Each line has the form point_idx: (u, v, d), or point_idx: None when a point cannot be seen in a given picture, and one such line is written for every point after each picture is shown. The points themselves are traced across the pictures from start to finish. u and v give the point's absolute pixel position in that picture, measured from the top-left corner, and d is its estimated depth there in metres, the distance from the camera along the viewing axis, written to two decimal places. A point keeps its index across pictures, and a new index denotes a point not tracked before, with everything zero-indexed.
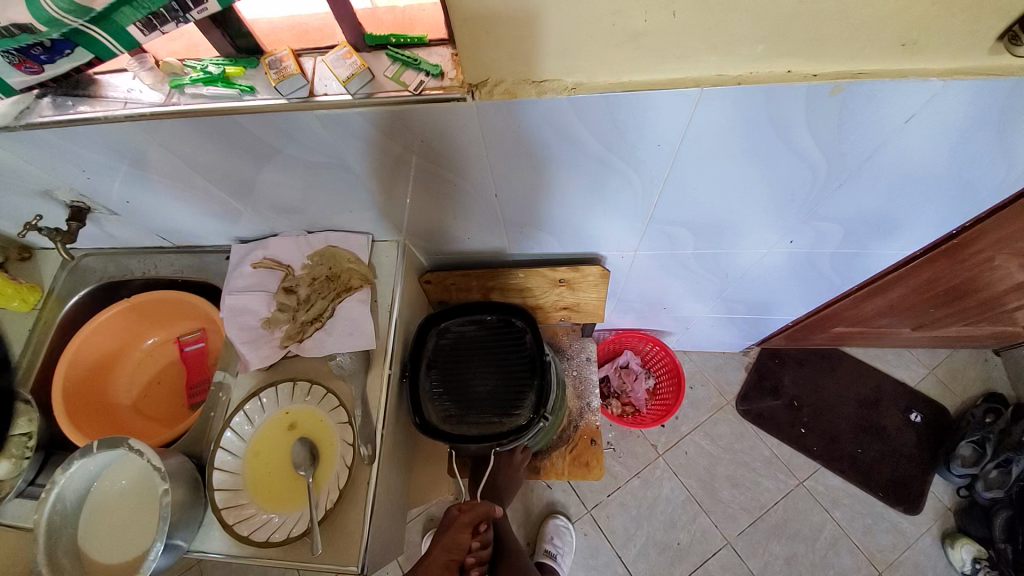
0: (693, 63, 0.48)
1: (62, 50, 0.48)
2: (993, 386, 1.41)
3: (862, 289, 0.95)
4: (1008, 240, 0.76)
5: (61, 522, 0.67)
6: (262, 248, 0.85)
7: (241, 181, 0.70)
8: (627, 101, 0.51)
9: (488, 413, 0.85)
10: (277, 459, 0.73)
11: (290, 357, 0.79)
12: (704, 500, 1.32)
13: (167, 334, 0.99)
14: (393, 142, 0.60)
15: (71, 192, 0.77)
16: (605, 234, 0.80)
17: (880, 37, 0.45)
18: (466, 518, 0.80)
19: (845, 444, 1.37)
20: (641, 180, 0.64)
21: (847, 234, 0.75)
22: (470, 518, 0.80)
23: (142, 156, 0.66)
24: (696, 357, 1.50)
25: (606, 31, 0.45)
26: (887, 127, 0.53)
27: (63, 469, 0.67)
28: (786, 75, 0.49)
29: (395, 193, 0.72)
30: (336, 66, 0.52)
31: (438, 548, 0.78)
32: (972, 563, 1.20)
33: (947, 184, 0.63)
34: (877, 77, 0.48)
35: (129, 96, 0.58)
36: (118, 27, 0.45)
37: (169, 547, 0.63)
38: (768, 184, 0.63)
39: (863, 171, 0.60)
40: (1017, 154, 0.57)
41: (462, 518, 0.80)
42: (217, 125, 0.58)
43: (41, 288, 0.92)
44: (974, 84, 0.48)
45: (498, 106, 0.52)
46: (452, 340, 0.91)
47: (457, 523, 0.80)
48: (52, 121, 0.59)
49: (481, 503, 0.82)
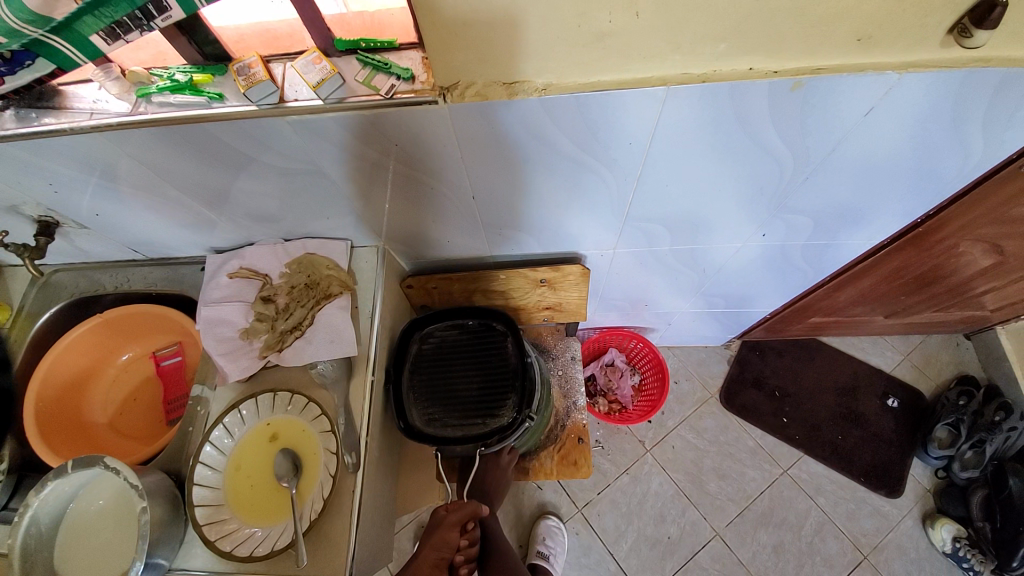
0: (659, 62, 0.49)
1: (23, 61, 0.46)
2: (966, 369, 1.45)
3: (835, 279, 0.98)
4: (970, 227, 0.79)
5: (37, 546, 0.65)
6: (238, 258, 0.84)
7: (215, 190, 0.69)
8: (597, 100, 0.52)
9: (472, 414, 0.85)
10: (259, 472, 0.72)
11: (269, 368, 0.78)
12: (692, 493, 1.34)
13: (143, 348, 0.96)
14: (369, 148, 0.60)
15: (38, 207, 0.75)
16: (583, 234, 0.81)
17: (835, 33, 0.46)
18: (455, 518, 0.80)
19: (826, 431, 1.40)
20: (616, 179, 0.65)
21: (818, 226, 0.77)
22: (459, 517, 0.80)
23: (111, 167, 0.65)
24: (679, 352, 1.52)
25: (574, 32, 0.46)
26: (848, 120, 0.55)
27: (36, 491, 0.65)
28: (748, 72, 0.50)
29: (373, 198, 0.71)
30: (306, 72, 0.52)
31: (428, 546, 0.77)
32: (952, 542, 1.23)
33: (909, 174, 0.65)
34: (836, 72, 0.49)
35: (96, 106, 0.57)
36: (81, 37, 0.44)
37: (150, 566, 0.62)
38: (738, 179, 0.65)
39: (827, 163, 0.62)
40: (972, 143, 0.59)
41: (450, 517, 0.80)
42: (186, 134, 0.57)
43: (10, 307, 0.89)
44: (927, 76, 0.50)
45: (469, 108, 0.53)
46: (435, 344, 0.91)
47: (446, 521, 0.79)
48: (15, 134, 0.57)
49: (468, 503, 0.83)
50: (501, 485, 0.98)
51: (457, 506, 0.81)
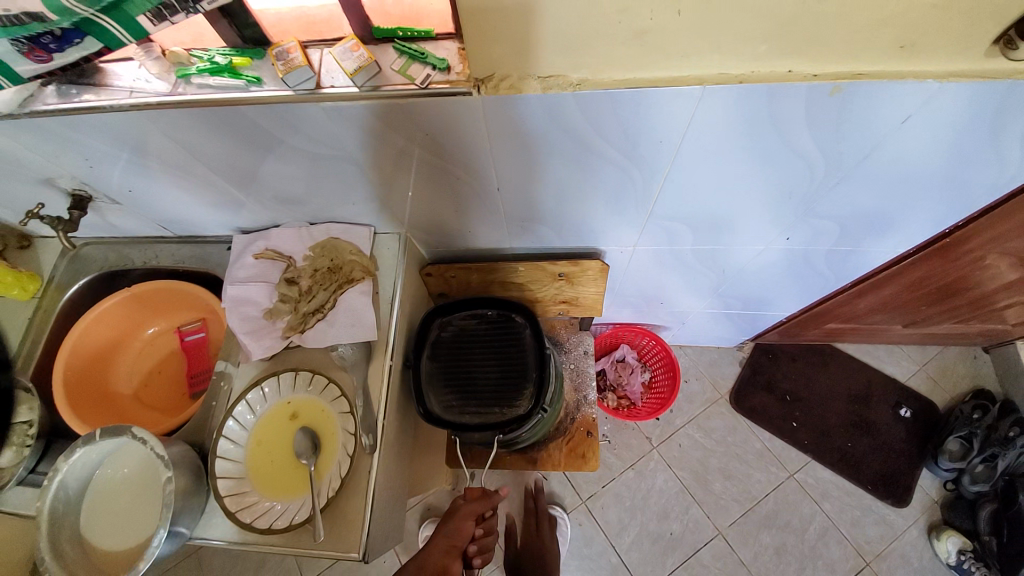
0: (695, 61, 0.49)
1: (71, 40, 0.48)
2: (982, 383, 1.44)
3: (855, 286, 0.97)
4: (1000, 239, 0.78)
5: (64, 509, 0.68)
6: (263, 239, 0.85)
7: (244, 171, 0.70)
8: (632, 98, 0.52)
9: (487, 403, 0.87)
10: (279, 449, 0.74)
11: (291, 347, 0.80)
12: (697, 492, 1.35)
13: (169, 322, 0.99)
14: (398, 136, 0.60)
15: (72, 181, 0.77)
16: (604, 230, 0.81)
17: (878, 38, 0.45)
18: (473, 507, 0.87)
19: (835, 437, 1.40)
20: (642, 176, 0.65)
21: (842, 232, 0.77)
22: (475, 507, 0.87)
23: (145, 144, 0.66)
24: (691, 352, 1.52)
25: (612, 28, 0.46)
26: (883, 128, 0.54)
27: (66, 456, 0.68)
28: (787, 75, 0.49)
29: (399, 185, 0.72)
30: (343, 59, 0.52)
31: (444, 526, 0.83)
32: (957, 555, 1.24)
33: (943, 184, 0.64)
34: (875, 79, 0.49)
35: (136, 85, 0.58)
36: (129, 18, 0.45)
37: (173, 534, 0.65)
38: (766, 182, 0.65)
39: (858, 171, 0.62)
40: (1006, 156, 0.58)
41: (467, 506, 0.87)
42: (223, 116, 0.58)
43: (41, 277, 0.92)
44: (970, 86, 0.48)
45: (503, 100, 0.53)
46: (454, 333, 0.92)
47: (461, 511, 0.86)
48: (57, 109, 0.59)
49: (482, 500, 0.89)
50: (552, 543, 1.21)
51: (474, 498, 0.89)
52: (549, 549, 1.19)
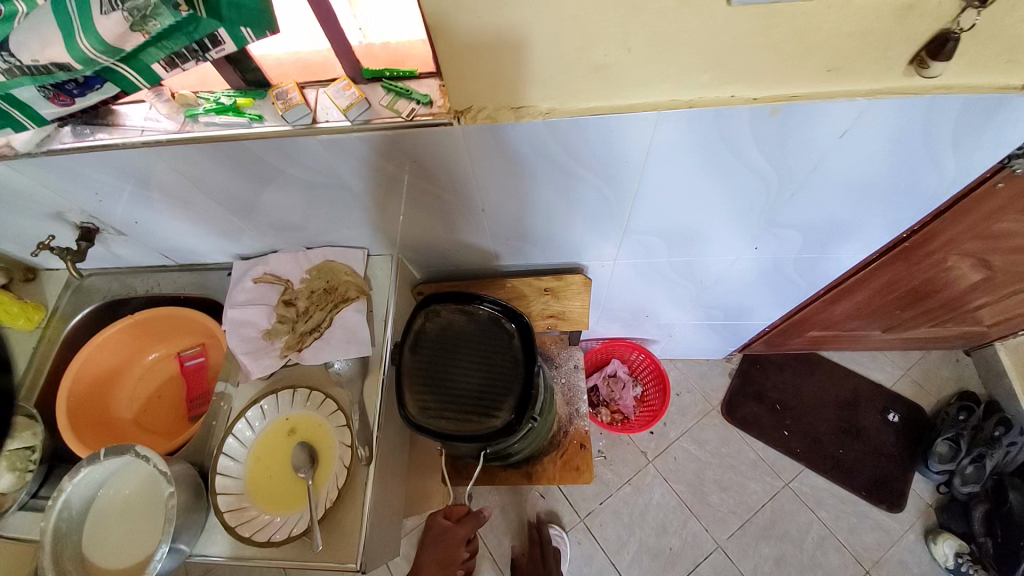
0: (650, 90, 0.55)
1: (93, 86, 0.53)
2: (966, 385, 1.47)
3: (830, 291, 1.01)
4: (957, 241, 0.83)
5: (67, 528, 0.70)
6: (262, 264, 0.89)
7: (244, 200, 0.75)
8: (595, 122, 0.57)
9: (467, 410, 0.80)
10: (276, 465, 0.77)
11: (290, 366, 0.83)
12: (694, 505, 1.36)
13: (170, 348, 1.02)
14: (388, 163, 0.65)
15: (82, 214, 0.81)
16: (586, 245, 0.85)
17: (808, 64, 0.52)
18: (460, 533, 0.87)
19: (826, 445, 1.42)
20: (614, 192, 0.70)
21: (807, 240, 0.82)
22: (463, 532, 0.87)
23: (151, 178, 0.71)
24: (681, 365, 1.56)
25: (574, 64, 0.52)
26: (826, 141, 0.60)
27: (70, 476, 0.71)
28: (730, 99, 0.56)
29: (391, 210, 0.77)
30: (336, 97, 0.58)
31: (432, 552, 0.86)
32: (954, 558, 1.24)
33: (891, 191, 0.69)
34: (809, 99, 0.55)
35: (146, 124, 0.64)
36: (144, 65, 0.51)
37: (174, 550, 0.67)
38: (728, 195, 0.70)
39: (811, 181, 0.67)
40: (943, 162, 0.64)
41: (455, 531, 0.87)
42: (227, 150, 0.63)
43: (46, 307, 0.95)
44: (893, 102, 0.54)
45: (481, 129, 0.59)
46: (440, 326, 0.86)
47: (449, 539, 0.86)
48: (72, 148, 0.64)
49: (470, 521, 0.89)
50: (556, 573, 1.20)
51: (461, 520, 0.89)
52: None
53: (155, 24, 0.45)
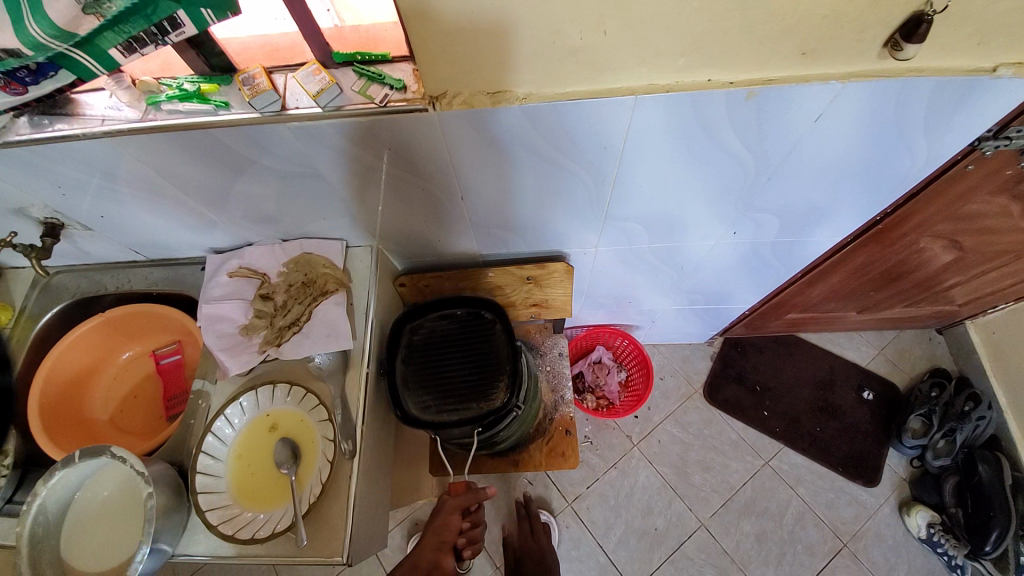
0: (627, 74, 0.54)
1: (47, 72, 0.51)
2: (938, 363, 1.52)
3: (805, 275, 1.04)
4: (928, 223, 0.85)
5: (44, 534, 0.68)
6: (238, 257, 0.87)
7: (216, 192, 0.73)
8: (572, 109, 0.57)
9: (465, 400, 0.84)
10: (259, 462, 0.76)
11: (268, 361, 0.81)
12: (678, 485, 1.39)
13: (144, 347, 0.99)
14: (364, 151, 0.64)
15: (45, 209, 0.78)
16: (567, 233, 0.85)
17: (783, 46, 0.51)
18: (456, 501, 0.89)
19: (805, 423, 1.46)
20: (593, 179, 0.70)
21: (782, 224, 0.83)
22: (460, 501, 0.89)
23: (116, 170, 0.68)
24: (665, 350, 1.58)
25: (549, 48, 0.51)
26: (800, 126, 0.60)
27: (45, 480, 0.68)
28: (706, 83, 0.55)
29: (369, 200, 0.76)
30: (306, 83, 0.56)
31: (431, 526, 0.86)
32: (926, 528, 1.29)
33: (865, 173, 0.70)
34: (784, 83, 0.55)
35: (108, 113, 0.61)
36: (101, 50, 0.48)
37: (156, 550, 0.65)
38: (705, 181, 0.70)
39: (785, 166, 0.68)
40: (916, 144, 0.64)
41: (452, 501, 0.90)
42: (194, 139, 0.61)
43: (12, 307, 0.92)
44: (867, 84, 0.55)
45: (457, 115, 0.57)
46: (426, 334, 0.90)
47: (446, 506, 0.88)
48: (30, 139, 0.60)
49: (470, 491, 0.91)
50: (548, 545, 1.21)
51: (458, 492, 0.91)
52: (547, 551, 1.19)
53: (111, 7, 0.43)
